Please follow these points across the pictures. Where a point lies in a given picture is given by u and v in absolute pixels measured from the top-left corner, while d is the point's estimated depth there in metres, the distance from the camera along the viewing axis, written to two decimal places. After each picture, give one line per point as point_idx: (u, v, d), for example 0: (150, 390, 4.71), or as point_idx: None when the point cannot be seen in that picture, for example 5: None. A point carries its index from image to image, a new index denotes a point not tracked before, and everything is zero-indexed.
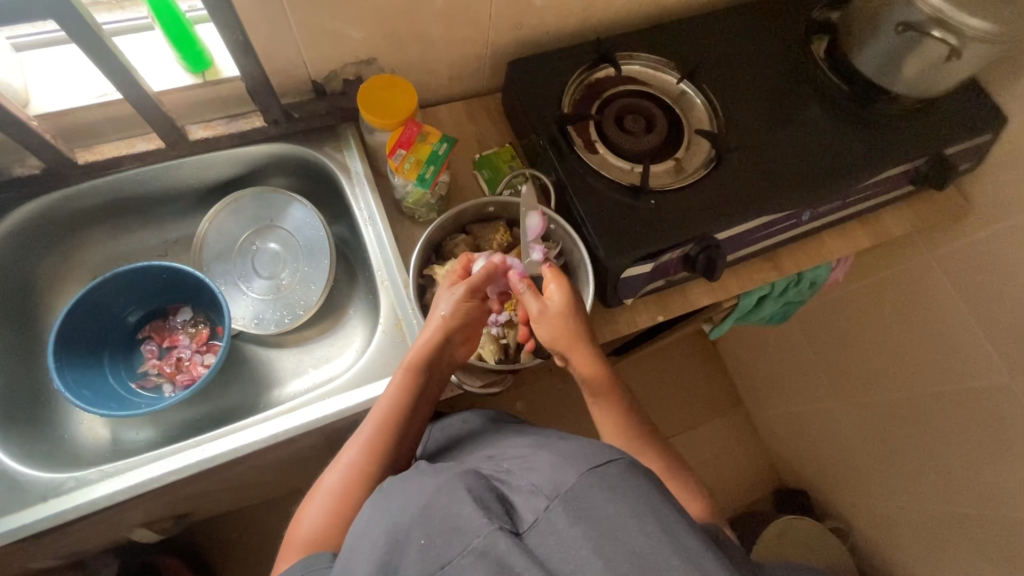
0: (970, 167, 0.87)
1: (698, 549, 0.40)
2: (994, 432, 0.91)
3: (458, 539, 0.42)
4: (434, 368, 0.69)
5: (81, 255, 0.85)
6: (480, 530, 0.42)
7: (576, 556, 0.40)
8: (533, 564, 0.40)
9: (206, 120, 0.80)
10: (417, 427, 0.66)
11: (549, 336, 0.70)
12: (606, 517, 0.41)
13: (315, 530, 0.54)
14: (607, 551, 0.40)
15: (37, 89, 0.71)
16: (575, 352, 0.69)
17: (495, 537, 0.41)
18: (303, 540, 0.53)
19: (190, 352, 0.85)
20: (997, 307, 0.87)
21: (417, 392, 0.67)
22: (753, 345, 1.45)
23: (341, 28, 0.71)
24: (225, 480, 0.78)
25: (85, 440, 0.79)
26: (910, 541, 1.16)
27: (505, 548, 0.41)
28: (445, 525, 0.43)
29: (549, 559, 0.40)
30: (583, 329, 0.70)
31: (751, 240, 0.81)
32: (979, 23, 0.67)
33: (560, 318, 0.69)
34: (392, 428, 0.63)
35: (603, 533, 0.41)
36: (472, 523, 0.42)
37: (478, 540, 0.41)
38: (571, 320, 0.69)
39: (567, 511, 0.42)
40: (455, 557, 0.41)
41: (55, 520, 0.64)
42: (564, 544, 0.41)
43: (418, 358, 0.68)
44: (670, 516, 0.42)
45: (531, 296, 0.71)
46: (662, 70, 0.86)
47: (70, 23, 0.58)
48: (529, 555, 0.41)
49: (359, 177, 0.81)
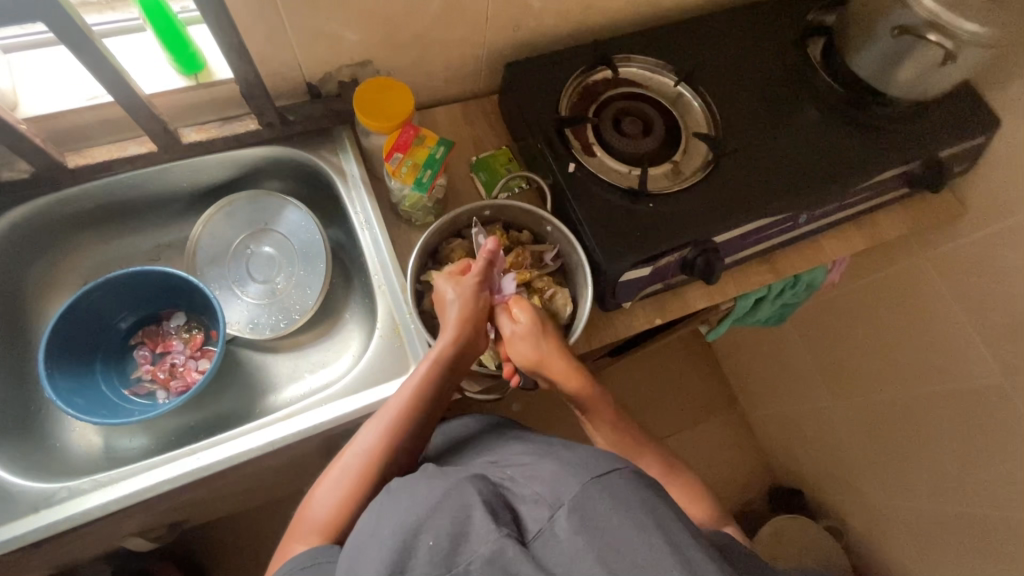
0: (965, 169, 0.88)
1: (702, 560, 0.40)
2: (989, 432, 0.92)
3: (465, 546, 0.42)
4: (457, 359, 0.68)
5: (72, 260, 0.84)
6: (487, 537, 0.42)
7: (581, 566, 0.40)
8: (539, 571, 0.40)
9: (200, 122, 0.79)
10: (437, 414, 0.67)
11: (519, 360, 0.69)
12: (611, 527, 0.41)
13: (328, 517, 0.57)
14: (611, 561, 0.40)
15: (26, 91, 0.70)
16: (548, 374, 0.68)
17: (502, 544, 0.41)
18: (318, 523, 0.57)
19: (184, 358, 0.84)
20: (991, 308, 0.88)
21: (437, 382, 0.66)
22: (748, 345, 1.46)
23: (337, 30, 0.71)
24: (220, 487, 0.77)
25: (77, 448, 0.78)
26: (904, 540, 1.17)
27: (512, 556, 0.40)
28: (451, 530, 0.43)
29: (556, 568, 0.40)
30: (556, 350, 0.68)
31: (749, 242, 0.81)
32: (974, 27, 0.68)
33: (527, 342, 0.68)
34: (409, 418, 0.64)
35: (606, 543, 0.40)
36: (479, 529, 0.42)
37: (485, 546, 0.41)
38: (540, 341, 0.68)
39: (572, 520, 0.42)
40: (462, 563, 0.41)
41: (47, 531, 0.63)
42: (570, 553, 0.40)
43: (444, 351, 0.67)
44: (675, 526, 0.42)
45: (505, 317, 0.71)
46: (660, 73, 0.86)
47: (62, 25, 0.57)
48: (535, 564, 0.40)
49: (355, 180, 0.81)
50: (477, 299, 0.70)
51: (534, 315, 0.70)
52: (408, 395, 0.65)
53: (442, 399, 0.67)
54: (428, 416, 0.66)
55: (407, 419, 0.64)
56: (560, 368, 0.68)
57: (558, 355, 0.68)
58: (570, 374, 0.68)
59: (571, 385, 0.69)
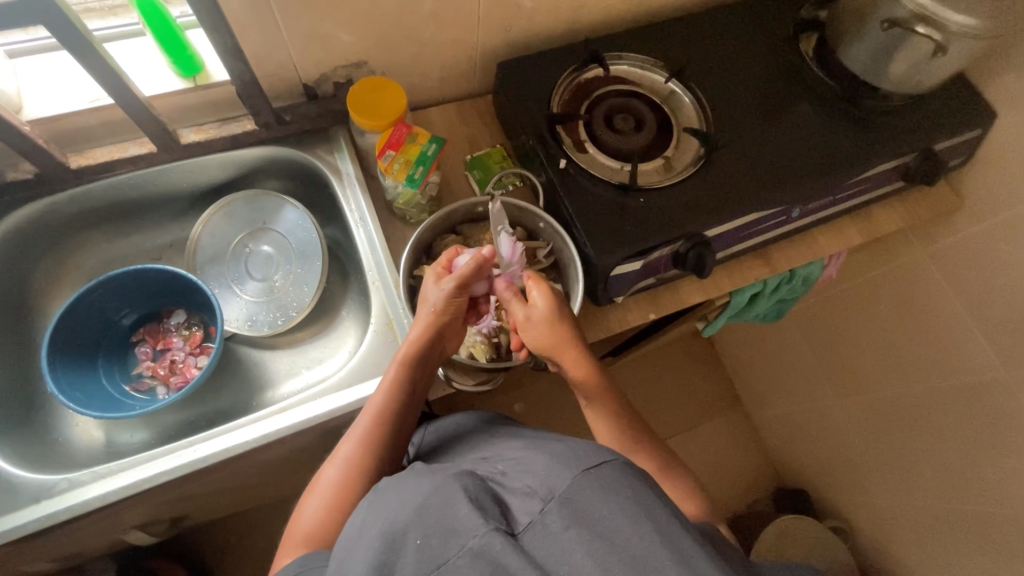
0: (961, 162, 0.87)
1: (691, 549, 0.41)
2: (993, 428, 0.91)
3: (454, 540, 0.42)
4: (426, 364, 0.69)
5: (75, 259, 0.86)
6: (476, 530, 0.42)
7: (573, 558, 0.40)
8: (528, 564, 0.40)
9: (199, 123, 0.81)
10: (412, 422, 0.68)
11: (532, 344, 0.70)
12: (601, 518, 0.41)
13: (312, 528, 0.58)
14: (602, 552, 0.40)
15: (31, 95, 0.72)
16: (558, 358, 0.69)
17: (491, 538, 0.41)
18: (303, 535, 0.57)
19: (184, 354, 0.85)
20: (991, 302, 0.87)
21: (408, 391, 0.68)
22: (751, 344, 1.45)
23: (330, 31, 0.72)
24: (218, 480, 0.79)
25: (79, 442, 0.79)
26: (910, 540, 1.15)
27: (501, 549, 0.41)
28: (441, 526, 0.43)
29: (547, 561, 0.41)
30: (568, 338, 0.69)
31: (742, 236, 0.81)
32: (964, 19, 0.68)
33: (540, 328, 0.68)
34: (382, 428, 0.65)
35: (597, 535, 0.41)
36: (468, 523, 0.42)
37: (473, 540, 0.41)
38: (555, 327, 0.68)
39: (562, 513, 0.42)
40: (451, 558, 0.41)
41: (47, 521, 0.65)
42: (561, 546, 0.41)
43: (411, 358, 0.68)
44: (664, 517, 0.42)
45: (517, 303, 0.70)
46: (651, 70, 0.87)
47: (63, 29, 0.59)
48: (525, 557, 0.41)
49: (350, 179, 0.82)
50: (452, 301, 0.69)
51: (551, 300, 0.69)
52: (380, 405, 0.66)
53: (414, 408, 0.69)
54: (403, 426, 0.67)
55: (382, 427, 0.65)
56: (568, 355, 0.69)
57: (568, 344, 0.68)
58: (578, 362, 0.69)
59: (579, 373, 0.70)
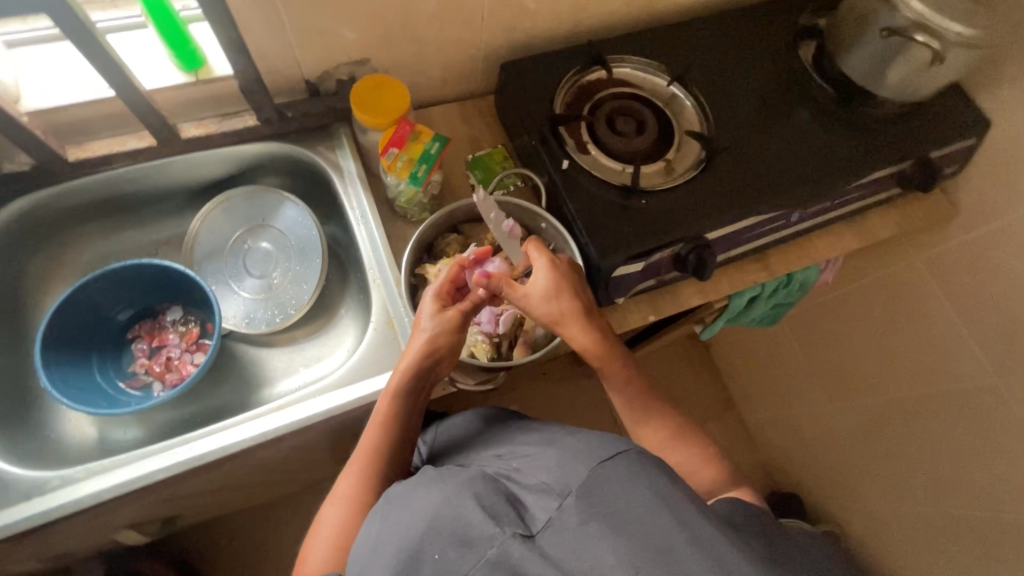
0: (955, 170, 0.89)
1: (711, 531, 0.40)
2: (985, 433, 0.92)
3: (471, 550, 0.41)
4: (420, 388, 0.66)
5: (70, 254, 0.84)
6: (493, 538, 0.41)
7: (594, 553, 0.39)
8: (549, 565, 0.39)
9: (199, 118, 0.80)
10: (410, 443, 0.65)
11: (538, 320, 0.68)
12: (619, 511, 0.41)
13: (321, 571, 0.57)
14: (624, 545, 0.39)
15: (29, 86, 0.71)
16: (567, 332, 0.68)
17: (509, 544, 0.41)
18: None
19: (180, 351, 0.84)
20: (984, 308, 0.88)
21: (400, 418, 0.64)
22: (744, 348, 1.46)
23: (334, 28, 0.72)
24: (213, 479, 0.78)
25: (71, 439, 0.78)
26: (901, 545, 1.16)
27: (520, 555, 0.40)
28: (458, 535, 0.42)
29: (568, 559, 0.40)
30: (574, 310, 0.67)
31: (742, 240, 0.82)
32: (960, 29, 0.69)
33: (543, 305, 0.67)
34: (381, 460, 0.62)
35: (617, 528, 0.40)
36: (484, 531, 0.42)
37: (492, 548, 0.41)
38: (556, 302, 0.67)
39: (579, 509, 0.42)
40: (470, 567, 0.41)
41: (40, 519, 0.64)
42: (580, 543, 0.40)
43: (400, 384, 0.65)
44: (683, 504, 0.41)
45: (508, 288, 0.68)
46: (653, 73, 0.87)
47: (67, 20, 0.58)
48: (545, 558, 0.40)
49: (352, 177, 0.82)
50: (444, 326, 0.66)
51: (551, 278, 0.67)
52: (373, 437, 0.63)
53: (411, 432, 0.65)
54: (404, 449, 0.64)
55: (378, 461, 0.62)
56: (576, 327, 0.67)
57: (574, 316, 0.67)
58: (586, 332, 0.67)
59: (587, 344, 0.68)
